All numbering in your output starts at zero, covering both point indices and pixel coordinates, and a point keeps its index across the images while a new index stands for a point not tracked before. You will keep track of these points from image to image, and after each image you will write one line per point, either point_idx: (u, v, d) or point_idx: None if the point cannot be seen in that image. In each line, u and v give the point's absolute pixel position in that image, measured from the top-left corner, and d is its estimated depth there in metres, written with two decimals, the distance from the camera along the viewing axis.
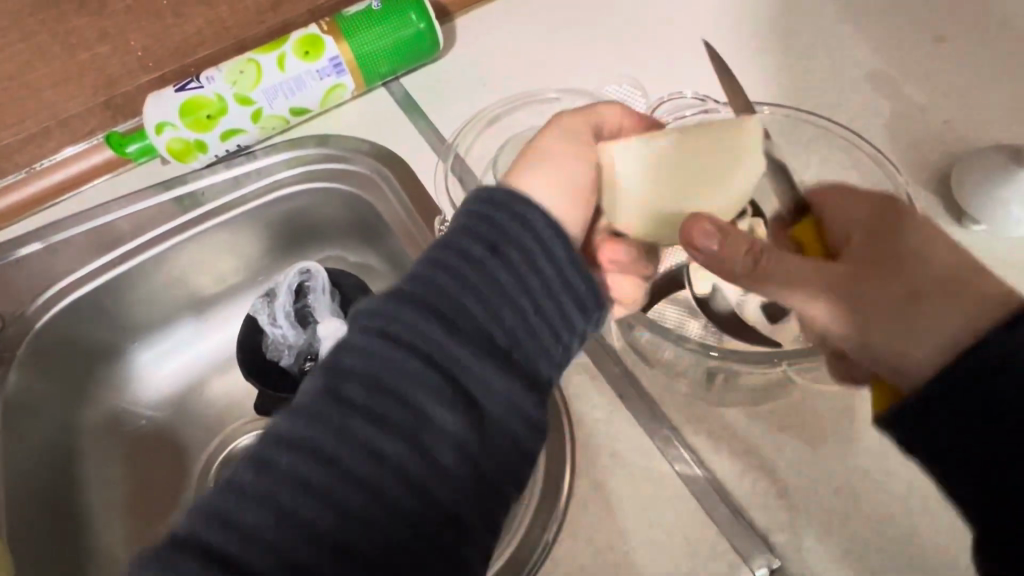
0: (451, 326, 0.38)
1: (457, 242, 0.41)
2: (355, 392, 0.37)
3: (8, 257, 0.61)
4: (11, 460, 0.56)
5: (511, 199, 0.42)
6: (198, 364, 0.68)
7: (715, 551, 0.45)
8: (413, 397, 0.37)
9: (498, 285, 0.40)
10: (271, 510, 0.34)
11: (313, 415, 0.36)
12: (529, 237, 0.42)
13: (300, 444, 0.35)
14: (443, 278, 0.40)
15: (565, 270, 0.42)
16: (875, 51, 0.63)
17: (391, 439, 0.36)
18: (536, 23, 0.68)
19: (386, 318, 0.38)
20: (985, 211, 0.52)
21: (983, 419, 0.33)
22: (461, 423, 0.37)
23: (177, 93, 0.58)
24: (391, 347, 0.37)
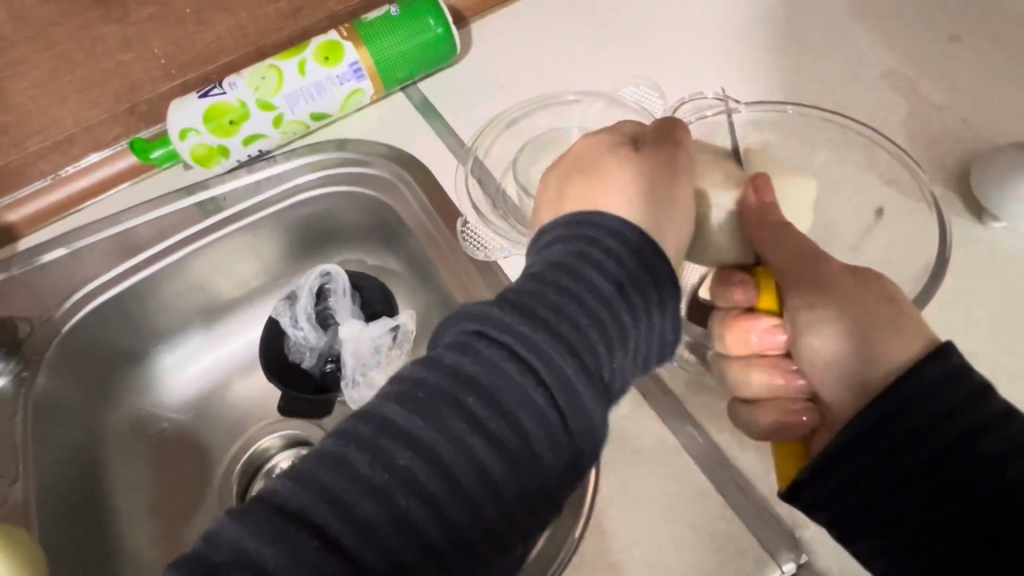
0: (578, 358, 0.38)
1: (591, 270, 0.40)
2: (479, 412, 0.36)
3: (33, 263, 0.62)
4: (42, 460, 0.56)
5: (648, 249, 0.42)
6: (219, 367, 0.68)
7: (742, 547, 0.45)
8: (530, 429, 0.36)
9: (615, 322, 0.40)
10: (382, 507, 0.34)
11: (435, 420, 0.36)
12: (652, 283, 0.42)
13: (421, 448, 0.35)
14: (571, 306, 0.39)
15: (667, 318, 0.43)
16: (890, 51, 0.63)
17: (501, 463, 0.36)
18: (552, 27, 0.68)
19: (518, 329, 0.38)
20: (1004, 207, 0.52)
21: (932, 435, 0.38)
22: (562, 459, 0.37)
23: (201, 100, 0.59)
24: (524, 373, 0.37)
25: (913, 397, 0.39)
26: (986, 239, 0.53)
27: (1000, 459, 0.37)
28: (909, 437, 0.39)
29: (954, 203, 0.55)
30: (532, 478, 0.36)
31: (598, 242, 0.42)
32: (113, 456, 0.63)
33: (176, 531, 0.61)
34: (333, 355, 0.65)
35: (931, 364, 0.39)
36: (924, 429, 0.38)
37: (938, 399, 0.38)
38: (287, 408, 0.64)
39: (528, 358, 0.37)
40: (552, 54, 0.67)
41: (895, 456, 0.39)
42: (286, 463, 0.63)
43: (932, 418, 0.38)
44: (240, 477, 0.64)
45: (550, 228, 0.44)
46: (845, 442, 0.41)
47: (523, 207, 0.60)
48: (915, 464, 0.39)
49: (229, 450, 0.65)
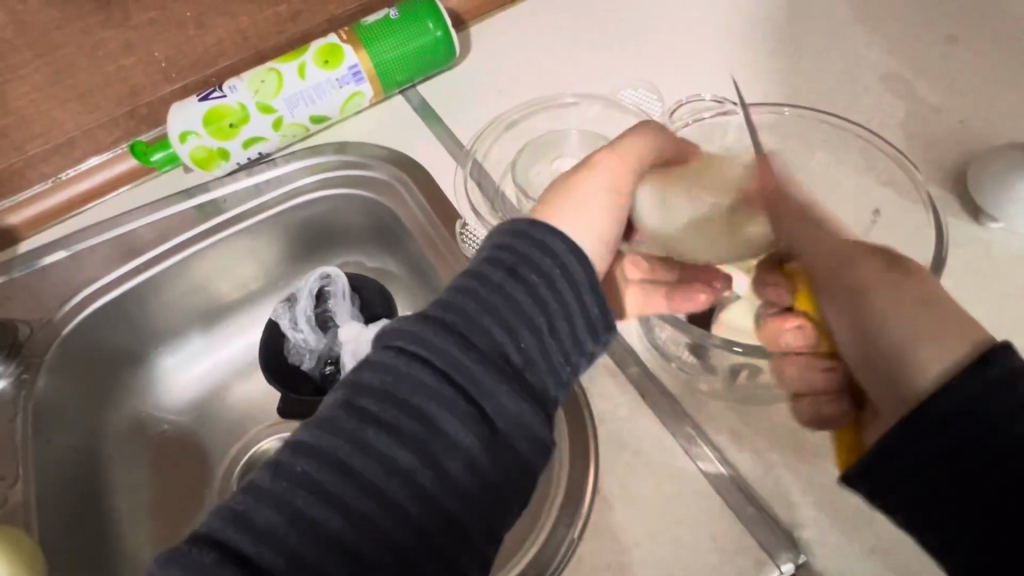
0: (467, 344, 0.39)
1: (479, 269, 0.42)
2: (371, 406, 0.38)
3: (34, 265, 0.62)
4: (41, 463, 0.56)
5: (535, 232, 0.43)
6: (218, 369, 0.69)
7: (741, 546, 0.45)
8: (426, 410, 0.38)
9: (514, 304, 0.41)
10: (284, 513, 0.36)
11: (333, 425, 0.38)
12: (548, 263, 0.43)
13: (318, 451, 0.37)
14: (459, 300, 0.41)
15: (584, 293, 0.43)
16: (888, 53, 0.64)
17: (402, 449, 0.37)
18: (551, 30, 0.69)
19: (406, 329, 0.40)
20: (1002, 208, 0.52)
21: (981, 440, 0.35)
22: (470, 435, 0.38)
23: (201, 103, 0.59)
24: (411, 363, 0.39)
25: (961, 401, 0.35)
26: (984, 239, 0.53)
27: None
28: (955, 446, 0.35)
29: (952, 204, 0.55)
30: (442, 459, 0.37)
31: (491, 247, 0.44)
32: (113, 457, 0.63)
33: (176, 533, 0.61)
34: (333, 358, 0.65)
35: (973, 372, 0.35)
36: (963, 439, 0.35)
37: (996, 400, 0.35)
38: (286, 410, 0.63)
39: (416, 351, 0.39)
40: (551, 57, 0.67)
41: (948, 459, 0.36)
42: None
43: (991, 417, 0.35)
44: (241, 477, 0.63)
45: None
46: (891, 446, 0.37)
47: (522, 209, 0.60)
48: (973, 465, 0.35)
49: (229, 452, 0.65)
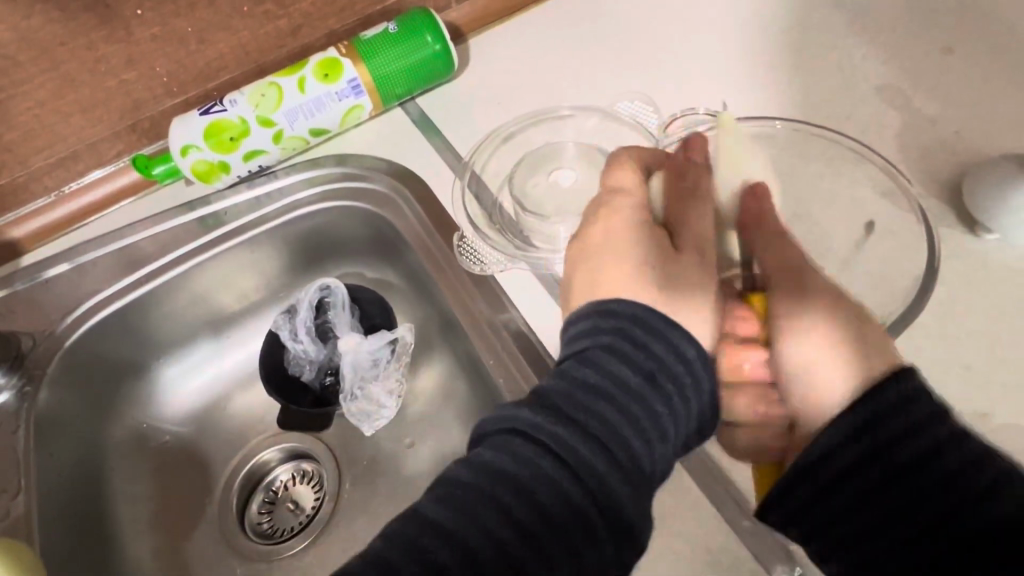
0: (610, 455, 0.38)
1: (617, 365, 0.40)
2: (512, 504, 0.36)
3: (37, 278, 0.63)
4: (45, 476, 0.57)
5: (669, 332, 0.41)
6: (221, 381, 0.69)
7: (736, 560, 0.45)
8: (564, 522, 0.36)
9: (651, 413, 0.39)
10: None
11: (469, 514, 0.36)
12: (682, 371, 0.41)
13: (452, 540, 0.35)
14: (599, 401, 0.39)
15: (705, 403, 0.42)
16: (884, 64, 0.64)
17: (534, 559, 0.35)
18: (551, 43, 0.69)
19: (549, 427, 0.38)
20: (995, 219, 0.52)
21: (875, 460, 0.37)
22: (603, 556, 0.36)
23: (201, 117, 0.60)
24: (555, 468, 0.37)
25: (855, 425, 0.38)
26: (979, 251, 0.53)
27: (952, 476, 0.35)
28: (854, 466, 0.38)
29: (947, 215, 0.55)
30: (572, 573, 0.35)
31: (627, 332, 0.41)
32: (116, 469, 0.63)
33: (177, 546, 0.61)
34: (333, 368, 0.65)
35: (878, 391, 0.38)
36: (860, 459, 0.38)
37: (892, 420, 0.37)
38: (287, 421, 0.65)
39: (559, 453, 0.38)
40: (550, 69, 0.68)
41: (850, 476, 0.38)
42: (286, 475, 0.66)
43: (892, 429, 0.37)
44: (242, 491, 0.65)
45: (571, 326, 0.44)
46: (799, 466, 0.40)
47: (519, 220, 0.60)
48: (880, 487, 0.37)
49: (229, 463, 0.66)
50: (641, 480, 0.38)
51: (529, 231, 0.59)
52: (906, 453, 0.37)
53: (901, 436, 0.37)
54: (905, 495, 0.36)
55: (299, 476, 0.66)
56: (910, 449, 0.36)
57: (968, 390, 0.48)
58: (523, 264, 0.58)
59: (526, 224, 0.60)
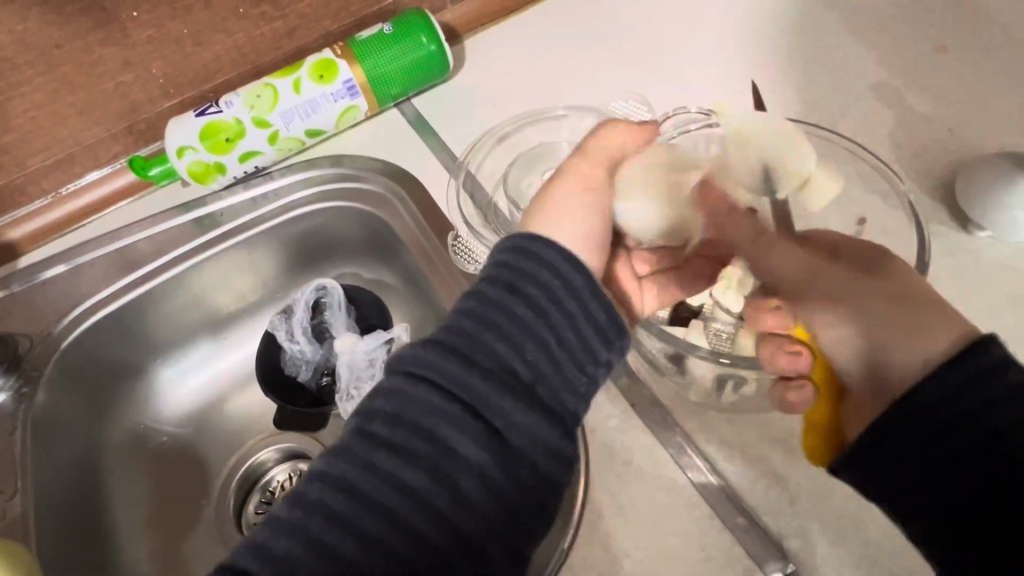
0: (471, 362, 0.39)
1: (478, 287, 0.42)
2: (380, 430, 0.38)
3: (35, 279, 0.63)
4: (41, 476, 0.57)
5: (530, 247, 0.43)
6: (217, 381, 0.69)
7: (730, 556, 0.45)
8: (437, 432, 0.38)
9: (519, 320, 0.41)
10: (299, 541, 0.36)
11: (345, 453, 0.38)
12: (548, 276, 0.42)
13: (330, 479, 0.37)
14: (462, 321, 0.41)
15: (588, 305, 0.43)
16: (879, 62, 0.64)
17: (415, 472, 0.37)
18: (545, 42, 0.69)
19: (412, 354, 0.40)
20: (988, 218, 0.52)
21: (911, 456, 0.37)
22: (483, 456, 0.38)
23: (198, 118, 0.60)
24: (416, 386, 0.39)
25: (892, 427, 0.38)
26: (972, 249, 0.54)
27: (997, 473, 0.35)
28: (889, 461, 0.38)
29: (941, 213, 0.56)
30: (453, 475, 0.37)
31: (494, 262, 0.44)
32: (112, 469, 0.64)
33: (174, 546, 0.62)
34: (329, 368, 0.65)
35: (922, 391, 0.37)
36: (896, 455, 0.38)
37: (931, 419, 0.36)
38: (281, 420, 0.66)
39: (419, 374, 0.39)
40: (545, 69, 0.68)
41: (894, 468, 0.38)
42: (284, 475, 0.65)
43: (932, 429, 0.36)
44: (240, 489, 0.65)
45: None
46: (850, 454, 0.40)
47: (512, 221, 0.61)
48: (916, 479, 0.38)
49: (226, 463, 0.66)
50: (516, 381, 0.40)
51: None
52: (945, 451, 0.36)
53: (946, 433, 0.36)
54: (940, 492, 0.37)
55: (296, 476, 0.65)
56: (947, 447, 0.36)
57: None
58: None
59: (520, 224, 0.61)
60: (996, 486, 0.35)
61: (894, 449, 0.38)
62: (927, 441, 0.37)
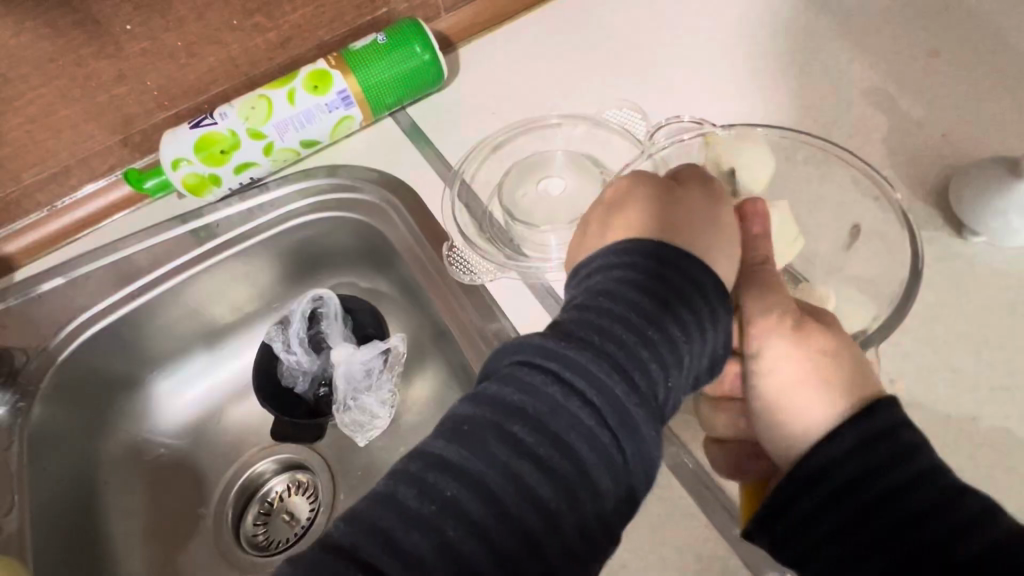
0: (625, 376, 0.37)
1: (628, 293, 0.39)
2: (522, 434, 0.35)
3: (31, 292, 0.63)
4: (38, 491, 0.57)
5: (676, 257, 0.41)
6: (214, 393, 0.69)
7: (726, 566, 0.45)
8: (579, 450, 0.35)
9: (669, 342, 0.38)
10: (432, 538, 0.33)
11: (479, 447, 0.35)
12: (697, 297, 0.40)
13: (456, 471, 0.35)
14: (616, 327, 0.38)
15: (719, 335, 0.41)
16: (872, 67, 0.64)
17: (552, 490, 0.35)
18: (541, 50, 0.70)
19: (565, 355, 0.37)
20: (981, 223, 0.52)
21: (851, 488, 0.37)
22: (616, 485, 0.36)
23: (192, 130, 0.60)
24: (567, 394, 0.36)
25: (834, 457, 0.38)
26: (967, 254, 0.54)
27: (941, 506, 0.35)
28: (829, 495, 0.38)
29: (935, 219, 0.56)
30: (586, 499, 0.35)
31: (642, 265, 0.40)
32: (110, 483, 0.63)
33: (174, 557, 0.62)
34: (326, 379, 0.65)
35: (857, 423, 0.38)
36: (836, 488, 0.38)
37: (870, 450, 0.37)
38: (280, 432, 0.64)
39: (571, 379, 0.36)
40: (540, 77, 0.68)
41: (829, 505, 0.38)
42: (281, 486, 0.66)
43: (870, 462, 0.37)
44: (238, 501, 0.65)
45: (591, 260, 0.43)
46: (797, 480, 0.39)
47: (509, 230, 0.61)
48: (858, 513, 0.37)
49: (225, 474, 0.66)
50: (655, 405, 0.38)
51: (518, 239, 0.60)
52: (885, 484, 0.36)
53: (885, 468, 0.37)
54: (886, 526, 0.36)
55: (294, 487, 0.66)
56: (885, 481, 0.37)
57: (957, 395, 0.48)
58: (513, 273, 0.59)
59: (516, 233, 0.60)
60: (943, 523, 0.34)
61: (837, 483, 0.38)
62: (864, 475, 0.37)
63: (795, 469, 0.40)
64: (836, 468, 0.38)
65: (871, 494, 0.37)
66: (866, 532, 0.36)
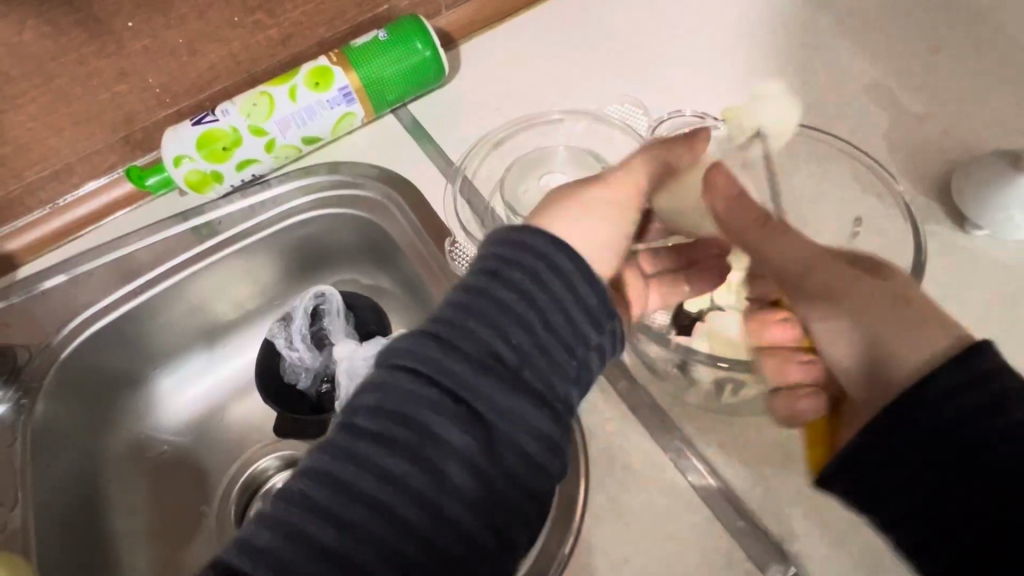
0: (460, 352, 0.39)
1: (462, 281, 0.43)
2: (363, 420, 0.38)
3: (33, 289, 0.63)
4: (40, 488, 0.57)
5: (514, 235, 0.43)
6: (216, 391, 0.69)
7: (731, 559, 0.45)
8: (421, 419, 0.38)
9: (503, 308, 0.41)
10: (299, 542, 0.36)
11: (335, 443, 0.38)
12: (537, 264, 0.42)
13: (316, 472, 0.38)
14: (448, 311, 0.41)
15: (578, 292, 0.42)
16: (872, 62, 0.64)
17: (403, 459, 0.37)
18: (541, 46, 0.70)
19: (406, 346, 0.40)
20: (983, 216, 0.53)
21: (941, 436, 0.36)
22: (467, 441, 0.38)
23: (194, 127, 0.60)
24: (401, 375, 0.39)
25: (922, 404, 0.36)
26: (968, 248, 0.54)
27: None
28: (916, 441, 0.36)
29: (937, 212, 0.56)
30: (441, 460, 0.37)
31: (477, 260, 0.44)
32: (112, 480, 0.63)
33: (177, 555, 0.62)
34: (329, 375, 0.65)
35: (953, 369, 0.36)
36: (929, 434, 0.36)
37: (962, 397, 0.35)
38: (281, 428, 0.66)
39: (410, 365, 0.39)
40: (541, 73, 0.68)
41: (914, 451, 0.37)
42: (285, 483, 0.64)
43: (965, 409, 0.35)
44: (241, 500, 0.64)
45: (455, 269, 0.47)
46: (884, 423, 0.37)
47: (510, 225, 0.62)
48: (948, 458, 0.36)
49: (227, 473, 0.66)
50: (503, 368, 0.40)
51: None
52: (975, 433, 0.35)
53: (981, 414, 0.35)
54: (967, 475, 0.35)
55: None
56: (978, 429, 0.35)
57: None
58: None
59: None
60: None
61: (925, 429, 0.36)
62: (955, 422, 0.35)
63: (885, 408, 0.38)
64: (922, 416, 0.36)
65: (963, 440, 0.35)
66: (939, 481, 0.36)
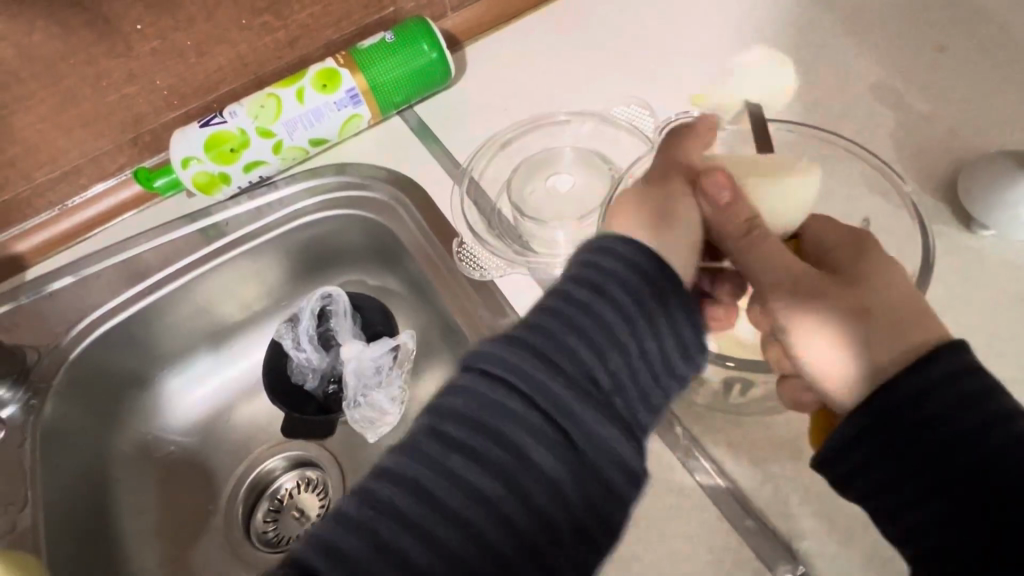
0: (556, 369, 0.39)
1: (560, 289, 0.42)
2: (455, 431, 0.38)
3: (43, 290, 0.63)
4: (49, 487, 0.57)
5: (618, 246, 0.42)
6: (223, 391, 0.69)
7: (740, 558, 0.46)
8: (514, 439, 0.38)
9: (601, 327, 0.40)
10: (370, 543, 0.36)
11: (420, 450, 0.38)
12: (636, 280, 0.41)
13: (400, 477, 0.37)
14: (546, 321, 0.40)
15: (674, 319, 0.42)
16: (877, 63, 0.64)
17: (488, 477, 0.37)
18: (547, 48, 0.70)
19: (499, 356, 0.39)
20: (989, 216, 0.53)
21: (923, 430, 0.36)
22: (558, 466, 0.38)
23: (202, 129, 0.60)
24: (496, 386, 0.39)
25: (903, 400, 0.37)
26: (974, 247, 0.54)
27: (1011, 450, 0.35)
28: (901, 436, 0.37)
29: (944, 212, 0.56)
30: (528, 483, 0.37)
31: (574, 265, 0.43)
32: (121, 480, 0.64)
33: (184, 555, 0.62)
34: (335, 376, 0.66)
35: (931, 364, 0.37)
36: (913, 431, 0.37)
37: (942, 392, 0.36)
38: (291, 428, 0.64)
39: (506, 376, 0.39)
40: (546, 74, 0.68)
41: (899, 449, 0.37)
42: (292, 483, 0.66)
43: (947, 404, 0.36)
44: (247, 498, 0.65)
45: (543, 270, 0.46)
46: (866, 421, 0.38)
47: (517, 226, 0.62)
48: (932, 454, 0.36)
49: (234, 473, 0.66)
50: (596, 391, 0.39)
51: (526, 235, 0.61)
52: (955, 429, 0.36)
53: (961, 408, 0.36)
54: (954, 471, 0.35)
55: (304, 484, 0.66)
56: (960, 424, 0.36)
57: None
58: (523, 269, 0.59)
59: (525, 229, 0.61)
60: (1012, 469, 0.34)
61: (907, 425, 0.37)
62: (936, 417, 0.36)
63: (866, 405, 0.38)
64: (904, 411, 0.37)
65: (945, 434, 0.36)
66: (925, 480, 0.36)
